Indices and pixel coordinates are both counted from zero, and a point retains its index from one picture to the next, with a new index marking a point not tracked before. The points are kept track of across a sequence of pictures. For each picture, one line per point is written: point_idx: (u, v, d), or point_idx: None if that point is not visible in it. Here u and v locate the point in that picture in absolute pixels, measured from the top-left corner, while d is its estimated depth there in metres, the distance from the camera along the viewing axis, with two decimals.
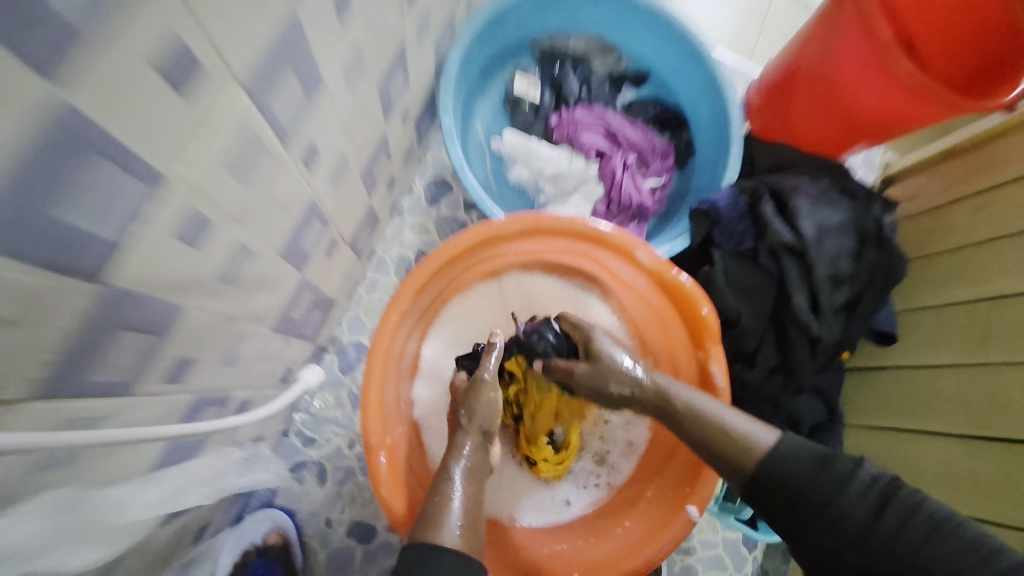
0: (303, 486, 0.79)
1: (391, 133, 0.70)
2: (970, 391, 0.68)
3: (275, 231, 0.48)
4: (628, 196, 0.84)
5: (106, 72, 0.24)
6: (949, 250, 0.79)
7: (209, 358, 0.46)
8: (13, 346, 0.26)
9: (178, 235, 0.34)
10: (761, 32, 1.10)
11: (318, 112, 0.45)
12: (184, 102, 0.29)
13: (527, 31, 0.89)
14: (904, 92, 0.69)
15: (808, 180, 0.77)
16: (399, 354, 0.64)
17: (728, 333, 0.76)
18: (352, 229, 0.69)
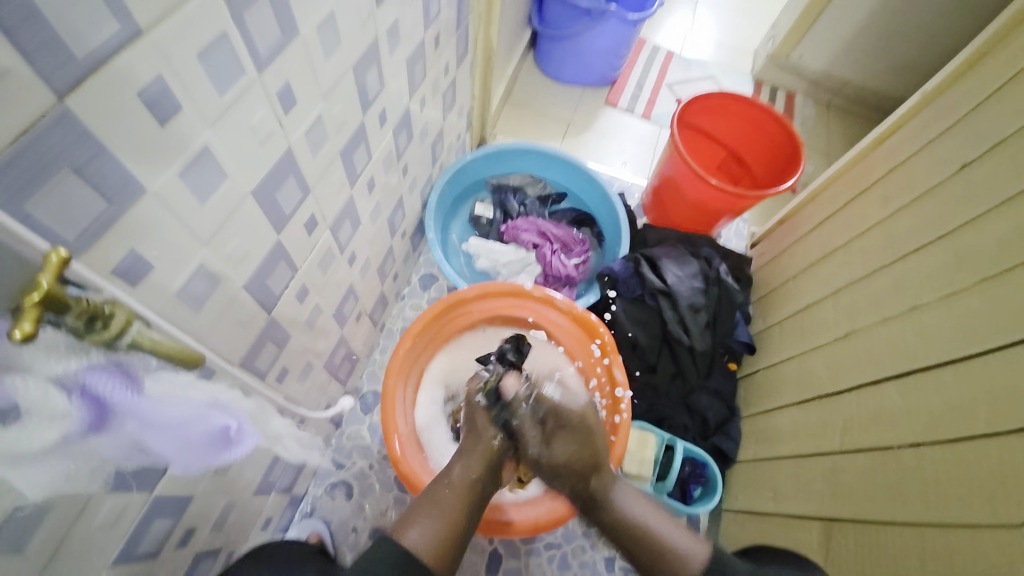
0: (335, 501, 1.03)
1: (397, 246, 1.12)
2: (811, 369, 0.96)
3: (332, 300, 0.84)
4: (558, 270, 1.22)
5: (272, 200, 0.57)
6: (780, 285, 1.17)
7: (294, 374, 0.80)
8: (224, 336, 0.57)
9: (280, 282, 0.65)
10: (654, 157, 1.67)
11: (351, 225, 0.81)
12: (308, 236, 0.68)
13: (480, 176, 1.36)
14: (717, 195, 1.21)
15: (670, 249, 1.19)
16: (403, 391, 0.95)
17: (637, 352, 1.11)
18: (371, 306, 1.06)
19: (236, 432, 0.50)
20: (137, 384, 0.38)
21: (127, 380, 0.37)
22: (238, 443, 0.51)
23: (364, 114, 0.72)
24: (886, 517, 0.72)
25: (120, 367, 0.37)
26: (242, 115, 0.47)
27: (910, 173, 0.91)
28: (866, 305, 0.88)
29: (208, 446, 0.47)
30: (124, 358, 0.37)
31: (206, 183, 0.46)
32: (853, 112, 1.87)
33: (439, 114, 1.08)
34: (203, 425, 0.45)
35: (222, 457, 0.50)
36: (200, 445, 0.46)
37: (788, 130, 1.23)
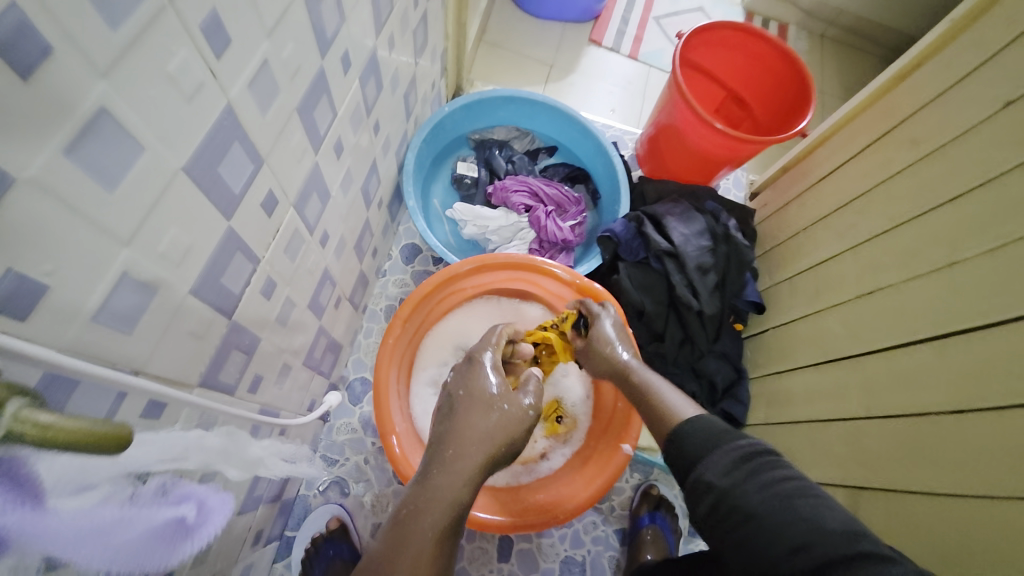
0: (331, 498, 0.96)
1: (374, 219, 0.98)
2: (827, 331, 0.91)
3: (305, 289, 0.72)
4: (553, 235, 1.10)
5: (215, 176, 0.43)
6: (789, 238, 1.10)
7: (270, 378, 0.68)
8: (173, 357, 0.45)
9: (239, 279, 0.52)
10: (644, 101, 1.53)
11: (317, 201, 0.67)
12: (267, 217, 0.55)
13: (460, 131, 1.21)
14: (722, 141, 1.10)
15: (674, 205, 1.09)
16: (393, 385, 0.84)
17: (643, 320, 1.05)
18: (350, 287, 0.94)
19: (196, 513, 0.37)
20: (41, 496, 0.27)
21: (18, 492, 0.26)
22: (202, 527, 0.37)
23: (323, 57, 0.57)
24: (920, 486, 0.68)
25: (8, 474, 0.26)
26: (151, 57, 0.33)
27: (941, 110, 0.82)
28: (893, 259, 0.82)
29: (156, 545, 0.34)
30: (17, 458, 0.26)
31: (112, 160, 0.33)
32: (846, 45, 1.76)
33: (410, 58, 0.91)
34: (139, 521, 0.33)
35: (184, 552, 0.36)
36: (143, 547, 0.33)
37: (795, 65, 1.11)
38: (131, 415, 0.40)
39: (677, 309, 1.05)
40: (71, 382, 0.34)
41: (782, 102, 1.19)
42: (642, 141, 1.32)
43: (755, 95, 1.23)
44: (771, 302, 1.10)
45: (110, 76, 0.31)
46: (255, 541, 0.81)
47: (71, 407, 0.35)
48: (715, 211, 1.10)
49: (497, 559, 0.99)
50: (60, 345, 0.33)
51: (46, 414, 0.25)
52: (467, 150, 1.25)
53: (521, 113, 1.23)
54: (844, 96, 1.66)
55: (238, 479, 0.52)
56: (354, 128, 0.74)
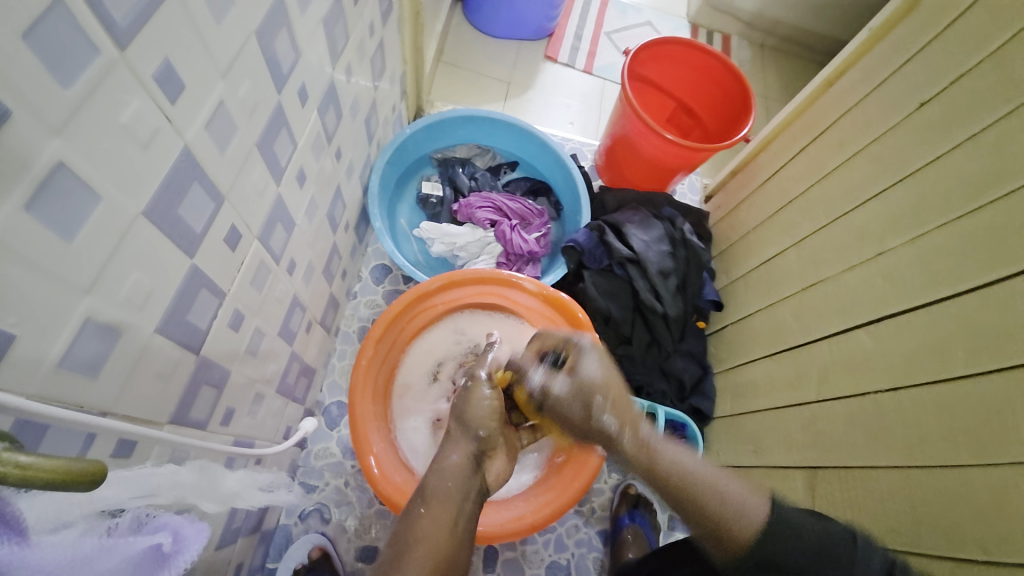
0: (312, 525, 0.95)
1: (341, 242, 0.99)
2: (779, 323, 0.97)
3: (274, 318, 0.72)
4: (519, 248, 1.14)
5: (174, 216, 0.45)
6: (741, 238, 1.16)
7: (243, 409, 0.68)
8: (140, 396, 0.45)
9: (205, 313, 0.53)
10: (601, 113, 1.59)
11: (281, 231, 0.68)
12: (231, 251, 0.56)
13: (423, 151, 1.24)
14: (673, 150, 1.16)
15: (633, 213, 1.14)
16: (368, 406, 0.85)
17: (610, 326, 1.08)
18: (321, 311, 0.95)
19: (172, 542, 0.36)
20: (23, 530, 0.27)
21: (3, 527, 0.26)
22: (180, 555, 0.35)
23: (280, 93, 0.59)
24: (864, 461, 0.74)
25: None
26: (102, 110, 0.34)
27: (863, 115, 0.89)
28: (831, 253, 0.89)
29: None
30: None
31: (71, 212, 0.34)
32: (785, 52, 1.86)
33: (369, 84, 0.93)
34: (123, 548, 0.32)
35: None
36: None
37: (736, 75, 1.19)
38: (99, 456, 0.41)
39: (643, 313, 1.09)
40: (41, 428, 0.35)
41: (727, 109, 1.26)
42: (600, 154, 1.38)
43: (702, 104, 1.31)
44: (728, 299, 1.16)
45: (60, 130, 0.32)
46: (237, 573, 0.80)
47: (39, 453, 0.36)
48: (672, 217, 1.16)
49: (484, 571, 1.00)
50: (26, 393, 0.34)
51: (26, 454, 0.24)
52: (431, 169, 1.28)
53: (482, 132, 1.27)
54: (786, 100, 1.75)
55: (214, 513, 0.52)
56: (315, 156, 0.75)
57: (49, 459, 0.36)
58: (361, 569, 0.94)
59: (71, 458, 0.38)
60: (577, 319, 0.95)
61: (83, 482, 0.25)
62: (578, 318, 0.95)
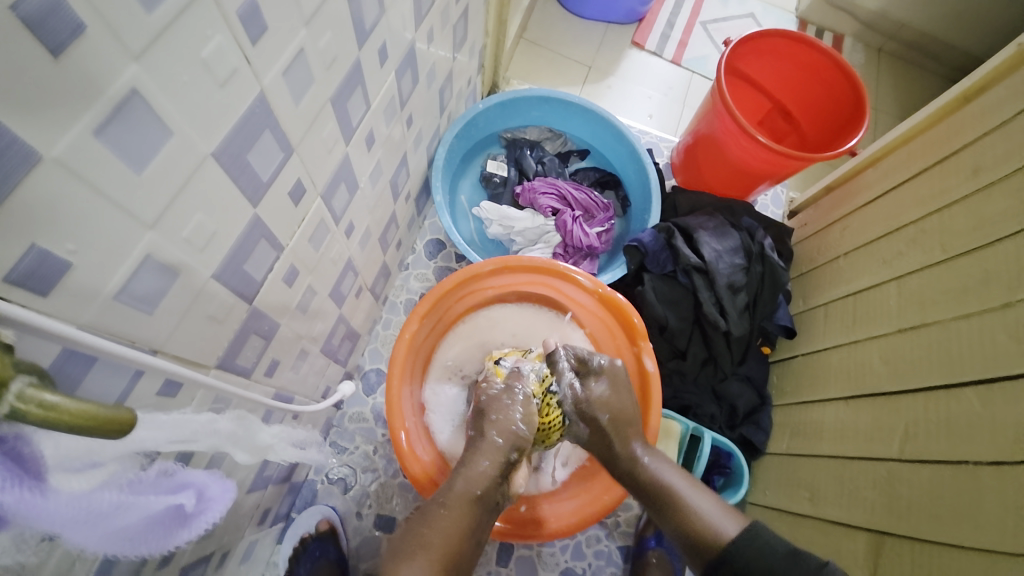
0: (337, 484, 0.97)
1: (401, 211, 0.98)
2: (862, 364, 0.87)
3: (327, 278, 0.72)
4: (579, 241, 1.08)
5: (243, 164, 0.44)
6: (828, 262, 1.05)
7: (287, 363, 0.69)
8: (191, 338, 0.45)
9: (262, 265, 0.53)
10: (684, 108, 1.48)
11: (344, 194, 0.67)
12: (295, 206, 0.55)
13: (492, 128, 1.20)
14: (763, 155, 1.05)
15: (708, 219, 1.05)
16: (407, 381, 0.85)
17: (665, 336, 1.02)
18: (372, 279, 0.95)
19: (195, 502, 0.38)
20: (41, 476, 0.29)
21: (23, 472, 0.27)
22: (202, 516, 0.39)
23: (360, 49, 0.56)
24: (950, 538, 0.64)
25: (10, 452, 0.27)
26: (183, 41, 0.33)
27: (1007, 138, 0.76)
28: (942, 294, 0.77)
29: (154, 530, 0.36)
30: (21, 437, 0.28)
31: (141, 143, 0.33)
32: (904, 61, 1.64)
33: (449, 53, 0.91)
34: (140, 509, 0.34)
35: (181, 539, 0.37)
36: (141, 531, 0.35)
37: (851, 79, 1.06)
38: (146, 392, 0.42)
39: (703, 327, 1.01)
40: (90, 358, 0.35)
41: (833, 114, 1.13)
42: (678, 152, 1.29)
43: (803, 105, 1.18)
44: (803, 326, 1.05)
45: (133, 55, 0.30)
46: (264, 517, 0.83)
47: (91, 380, 0.36)
48: (752, 229, 1.05)
49: (496, 562, 0.98)
50: (79, 321, 0.34)
51: (51, 394, 0.26)
52: (499, 148, 1.24)
53: (556, 116, 1.21)
54: (899, 115, 1.55)
55: (246, 463, 0.53)
56: (386, 119, 0.73)
57: (95, 388, 0.37)
58: (377, 536, 0.95)
59: (118, 391, 0.39)
60: (632, 325, 0.89)
61: (109, 432, 0.28)
62: (633, 323, 0.88)
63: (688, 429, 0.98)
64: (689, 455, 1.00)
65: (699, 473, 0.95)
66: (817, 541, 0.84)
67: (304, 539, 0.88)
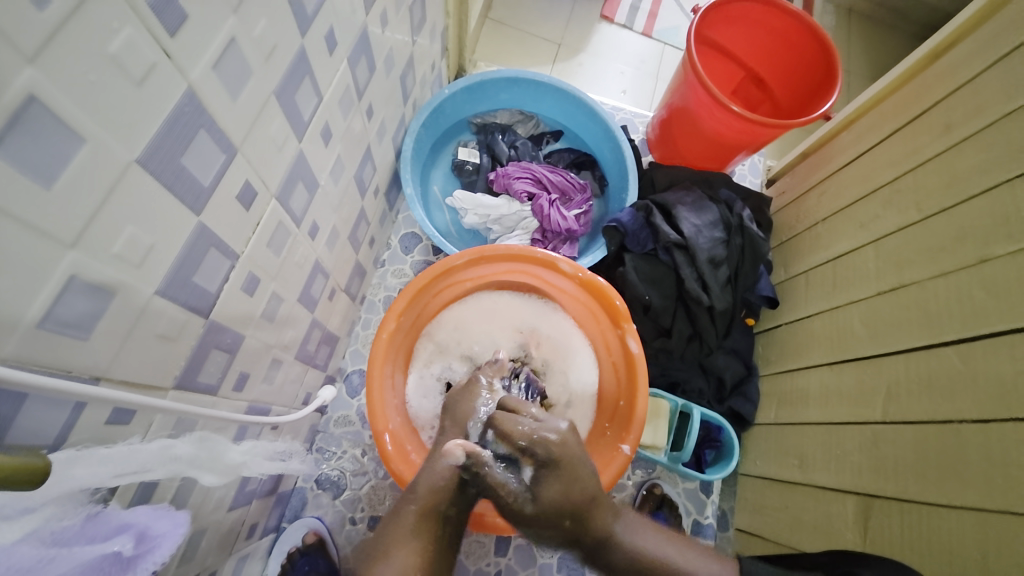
0: (327, 490, 0.95)
1: (371, 207, 0.95)
2: (845, 330, 0.86)
3: (294, 283, 0.69)
4: (556, 225, 1.06)
5: (178, 172, 0.40)
6: (807, 228, 1.04)
7: (258, 375, 0.66)
8: (140, 363, 0.43)
9: (216, 276, 0.50)
10: (657, 82, 1.45)
11: (303, 196, 0.64)
12: (246, 211, 0.52)
13: (461, 114, 1.16)
14: (738, 125, 1.03)
15: (685, 193, 1.03)
16: (388, 381, 0.82)
17: (649, 315, 1.01)
18: (346, 278, 0.91)
19: (136, 544, 0.36)
20: None
21: None
22: (146, 557, 0.36)
23: (304, 37, 0.53)
24: (940, 498, 0.64)
25: None
26: (86, 36, 0.29)
27: (978, 91, 0.75)
28: (918, 255, 0.77)
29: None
30: None
31: (48, 153, 0.30)
32: (874, 20, 1.62)
33: (407, 37, 0.86)
34: (72, 557, 0.31)
35: None
36: None
37: (822, 42, 1.04)
38: (92, 423, 0.39)
39: (686, 304, 1.00)
40: (18, 395, 0.32)
41: (806, 78, 1.11)
42: (653, 127, 1.26)
43: (776, 70, 1.16)
44: (785, 296, 1.05)
45: (22, 54, 0.27)
46: (252, 532, 0.81)
47: (22, 418, 0.33)
48: (730, 201, 1.04)
49: (495, 553, 0.98)
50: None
51: None
52: (469, 134, 1.20)
53: (527, 96, 1.17)
54: (871, 77, 1.54)
55: (217, 484, 0.50)
56: (344, 112, 0.70)
57: (30, 426, 0.34)
58: None
59: (58, 425, 0.36)
60: (615, 307, 0.87)
61: (20, 481, 0.25)
62: (615, 305, 0.87)
63: (677, 407, 0.98)
64: (680, 433, 1.00)
65: (690, 450, 0.96)
66: (808, 507, 0.84)
67: (292, 554, 0.87)
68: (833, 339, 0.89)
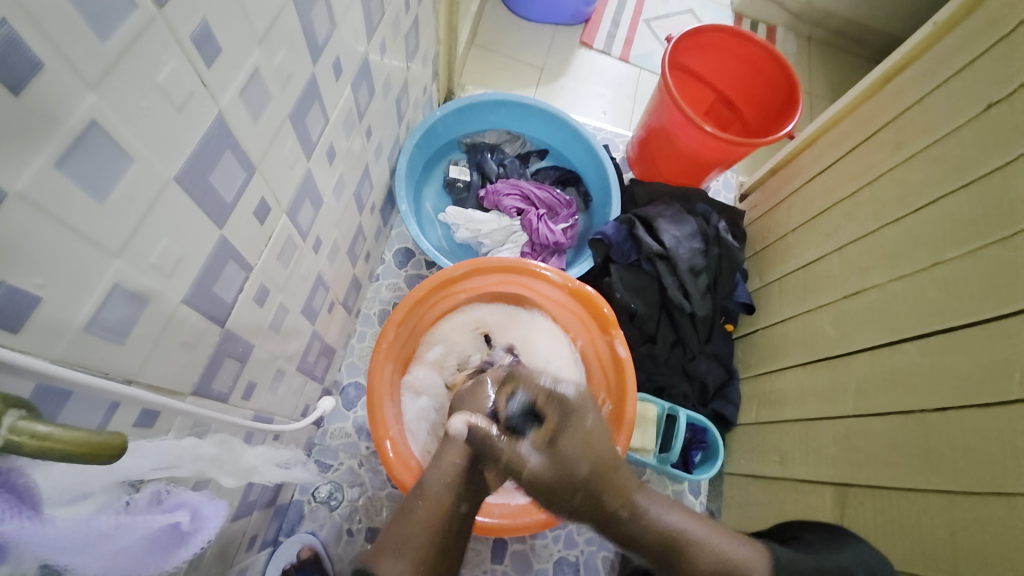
0: (324, 502, 0.96)
1: (367, 224, 0.98)
2: (816, 333, 0.93)
3: (298, 295, 0.72)
4: (545, 238, 1.11)
5: (206, 189, 0.44)
6: (778, 239, 1.12)
7: (263, 384, 0.68)
8: (165, 368, 0.45)
9: (233, 285, 0.53)
10: (634, 104, 1.54)
11: (309, 211, 0.68)
12: (260, 225, 0.55)
13: (452, 134, 1.22)
14: (711, 143, 1.10)
15: (665, 207, 1.10)
16: (388, 390, 0.85)
17: (635, 323, 1.06)
18: (343, 292, 0.94)
19: (190, 521, 0.38)
20: (36, 504, 0.28)
21: (17, 500, 0.27)
22: (198, 533, 0.38)
23: (315, 64, 0.57)
24: (908, 483, 0.70)
25: (6, 485, 0.27)
26: (140, 68, 0.33)
27: (926, 113, 0.83)
28: (879, 259, 0.84)
29: (155, 549, 0.36)
30: (11, 469, 0.28)
31: (103, 171, 0.33)
32: (830, 48, 1.75)
33: (402, 63, 0.91)
34: (140, 528, 0.34)
35: (179, 558, 0.37)
36: (140, 552, 0.35)
37: (784, 68, 1.13)
38: (123, 424, 0.41)
39: (669, 311, 1.06)
40: (64, 394, 0.35)
41: (771, 100, 1.20)
42: (632, 147, 1.34)
43: (744, 93, 1.25)
44: (761, 302, 1.12)
45: (89, 84, 0.30)
46: (252, 545, 0.81)
47: (65, 419, 0.35)
48: (707, 215, 1.11)
49: (492, 560, 1.00)
50: (51, 356, 0.33)
51: (42, 424, 0.26)
52: (459, 153, 1.26)
53: (514, 118, 1.24)
54: (831, 99, 1.66)
55: (232, 486, 0.53)
56: (346, 132, 0.74)
57: (70, 426, 0.36)
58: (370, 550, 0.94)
59: (95, 424, 0.38)
60: (603, 314, 0.92)
61: (103, 455, 0.27)
62: (603, 312, 0.91)
63: (664, 410, 1.02)
64: (667, 436, 1.04)
65: (677, 451, 1.00)
66: (789, 500, 0.89)
67: (288, 569, 0.87)
68: (806, 342, 0.95)
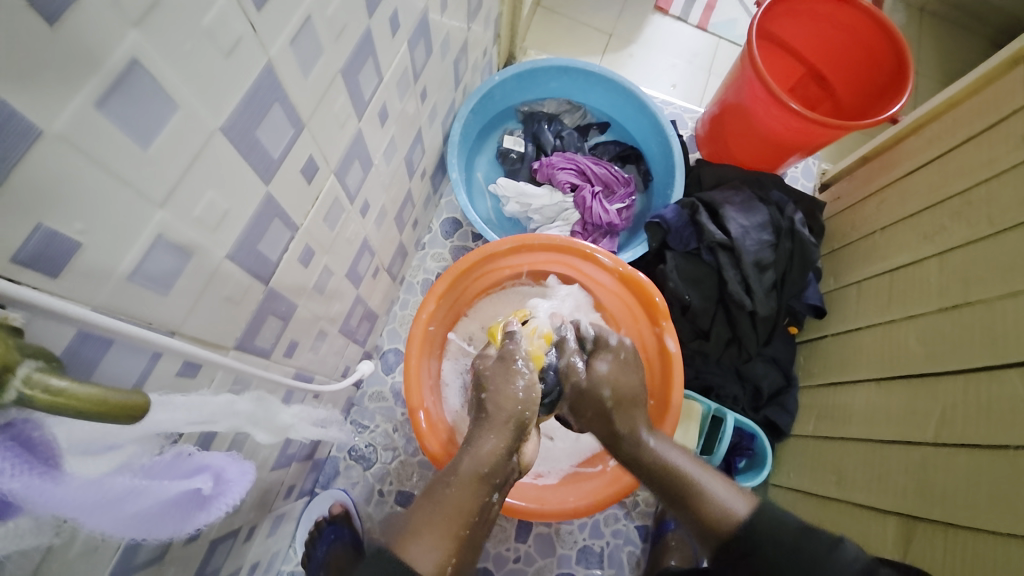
0: (358, 460, 0.99)
1: (416, 190, 0.96)
2: (897, 347, 0.83)
3: (343, 259, 0.71)
4: (598, 218, 1.05)
5: (252, 144, 0.42)
6: (862, 237, 0.99)
7: (305, 343, 0.69)
8: (208, 322, 0.45)
9: (277, 245, 0.52)
10: (709, 77, 1.41)
11: (358, 173, 0.66)
12: (307, 184, 0.54)
13: (509, 102, 1.16)
14: (796, 124, 0.98)
15: (734, 193, 1.00)
16: (425, 361, 0.84)
17: (688, 315, 0.99)
18: (388, 258, 0.94)
19: (212, 483, 0.40)
20: (53, 461, 0.29)
21: (35, 456, 0.29)
22: (221, 496, 0.40)
23: (370, 17, 0.54)
24: (986, 525, 0.62)
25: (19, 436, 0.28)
26: (184, 8, 0.31)
27: None
28: (988, 269, 0.72)
29: (176, 509, 0.38)
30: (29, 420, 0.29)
31: (145, 117, 0.32)
32: (948, 21, 1.51)
33: (463, 23, 0.87)
34: (154, 492, 0.35)
35: (199, 519, 0.39)
36: (157, 512, 0.36)
37: (893, 40, 0.98)
38: (164, 373, 0.41)
39: (727, 306, 0.98)
40: (106, 341, 0.35)
41: (873, 77, 1.05)
42: (702, 124, 1.23)
43: (839, 68, 1.10)
44: (835, 305, 1.01)
45: (130, 21, 0.28)
46: (289, 494, 0.85)
47: (108, 364, 0.36)
48: (781, 203, 1.01)
49: (516, 538, 1.00)
50: (93, 303, 0.34)
51: (57, 378, 0.26)
52: (515, 123, 1.20)
53: (575, 86, 1.16)
54: (941, 80, 1.44)
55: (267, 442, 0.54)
56: (400, 94, 0.71)
57: (114, 372, 0.37)
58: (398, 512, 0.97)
59: (137, 372, 0.39)
60: (655, 304, 0.86)
61: (121, 416, 0.28)
62: (655, 302, 0.86)
63: (710, 411, 0.97)
64: (711, 438, 0.98)
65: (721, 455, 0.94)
66: (844, 525, 0.82)
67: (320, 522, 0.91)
68: (885, 354, 0.85)
